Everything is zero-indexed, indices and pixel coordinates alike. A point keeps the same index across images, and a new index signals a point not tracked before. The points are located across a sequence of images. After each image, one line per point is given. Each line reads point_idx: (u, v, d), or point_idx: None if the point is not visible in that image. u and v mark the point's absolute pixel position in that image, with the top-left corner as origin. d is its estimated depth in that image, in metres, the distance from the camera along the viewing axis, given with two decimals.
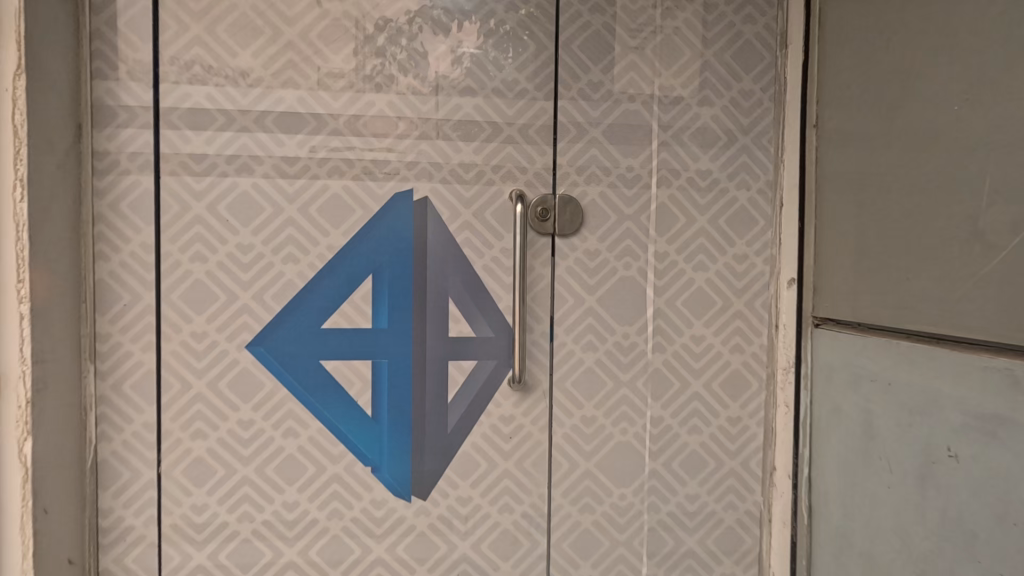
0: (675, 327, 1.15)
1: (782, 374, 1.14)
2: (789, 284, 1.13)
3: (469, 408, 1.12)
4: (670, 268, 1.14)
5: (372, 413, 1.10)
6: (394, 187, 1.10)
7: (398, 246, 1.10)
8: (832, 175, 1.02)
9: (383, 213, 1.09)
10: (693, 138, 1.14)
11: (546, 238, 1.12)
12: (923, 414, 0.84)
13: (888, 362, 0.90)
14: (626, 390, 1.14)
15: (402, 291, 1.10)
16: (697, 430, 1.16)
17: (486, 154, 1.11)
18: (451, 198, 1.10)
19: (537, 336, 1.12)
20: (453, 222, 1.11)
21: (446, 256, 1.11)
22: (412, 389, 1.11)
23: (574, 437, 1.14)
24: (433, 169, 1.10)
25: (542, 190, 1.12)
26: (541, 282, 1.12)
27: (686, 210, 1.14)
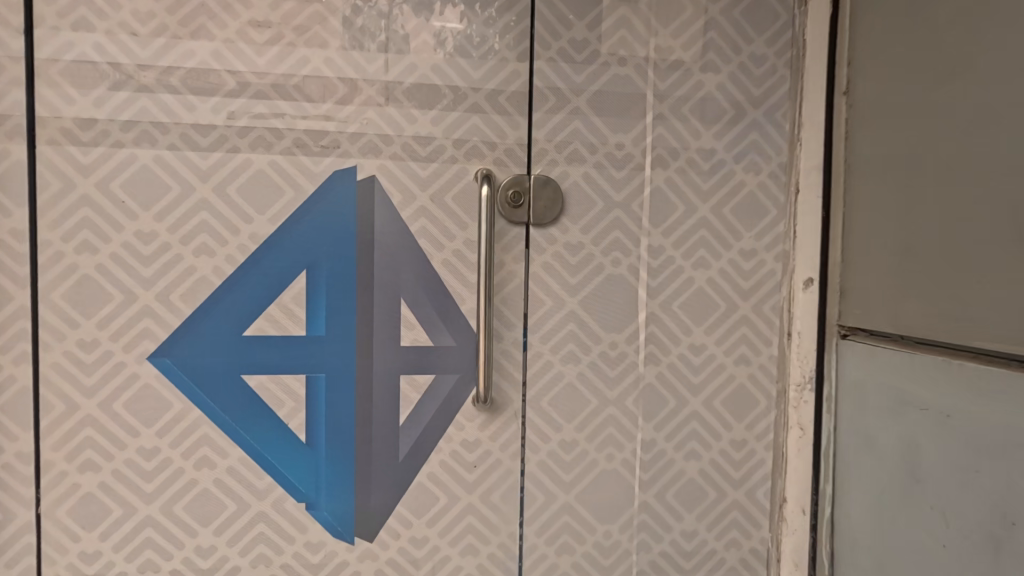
0: (671, 335, 0.97)
1: (795, 391, 0.97)
2: (805, 285, 0.95)
3: (424, 432, 0.93)
4: (666, 265, 0.96)
5: (306, 438, 0.91)
6: (335, 165, 0.90)
7: (339, 237, 0.90)
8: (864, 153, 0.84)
9: (320, 196, 0.90)
10: (694, 110, 0.96)
11: (519, 228, 0.93)
12: (997, 460, 0.64)
13: (945, 388, 0.70)
14: (613, 409, 0.96)
15: (343, 290, 0.91)
16: (695, 456, 0.99)
17: (447, 126, 0.92)
18: (404, 179, 0.91)
19: (508, 345, 0.94)
20: (406, 208, 0.91)
21: (397, 248, 0.91)
22: (355, 410, 0.92)
23: (551, 465, 0.96)
24: (383, 143, 0.91)
25: (515, 171, 0.93)
26: (512, 280, 0.93)
27: (685, 197, 0.96)
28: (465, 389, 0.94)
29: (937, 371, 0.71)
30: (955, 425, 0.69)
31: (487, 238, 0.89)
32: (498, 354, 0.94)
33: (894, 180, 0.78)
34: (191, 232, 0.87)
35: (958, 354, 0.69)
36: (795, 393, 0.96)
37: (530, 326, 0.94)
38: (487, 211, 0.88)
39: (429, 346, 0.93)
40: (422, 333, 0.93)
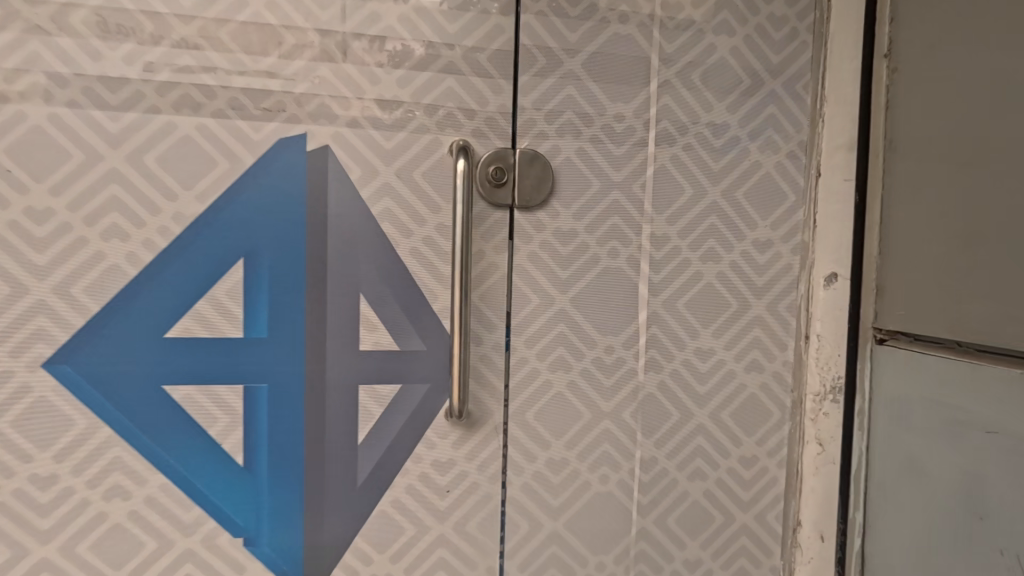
0: (675, 338, 0.85)
1: (813, 402, 0.85)
2: (827, 282, 0.83)
3: (388, 452, 0.79)
4: (671, 258, 0.84)
5: (244, 461, 0.76)
6: (279, 131, 0.75)
7: (284, 219, 0.75)
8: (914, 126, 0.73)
9: (261, 169, 0.74)
10: (705, 79, 0.83)
11: (501, 211, 0.79)
12: None
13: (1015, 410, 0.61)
14: (608, 424, 0.84)
15: (289, 284, 0.76)
16: (700, 476, 0.86)
17: (416, 88, 0.77)
18: (364, 151, 0.76)
19: (488, 349, 0.80)
20: (367, 185, 0.76)
21: (356, 233, 0.77)
22: (304, 428, 0.77)
23: (536, 489, 0.83)
24: (339, 107, 0.76)
25: (497, 144, 0.79)
26: (493, 274, 0.80)
27: (693, 179, 0.83)
28: (437, 401, 0.80)
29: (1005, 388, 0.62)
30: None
31: (464, 222, 0.74)
32: (476, 359, 0.80)
33: (941, 165, 0.69)
34: (98, 210, 0.71)
35: None
36: (813, 404, 0.85)
37: (514, 327, 0.81)
38: (464, 190, 0.74)
39: (393, 351, 0.78)
40: (386, 335, 0.78)
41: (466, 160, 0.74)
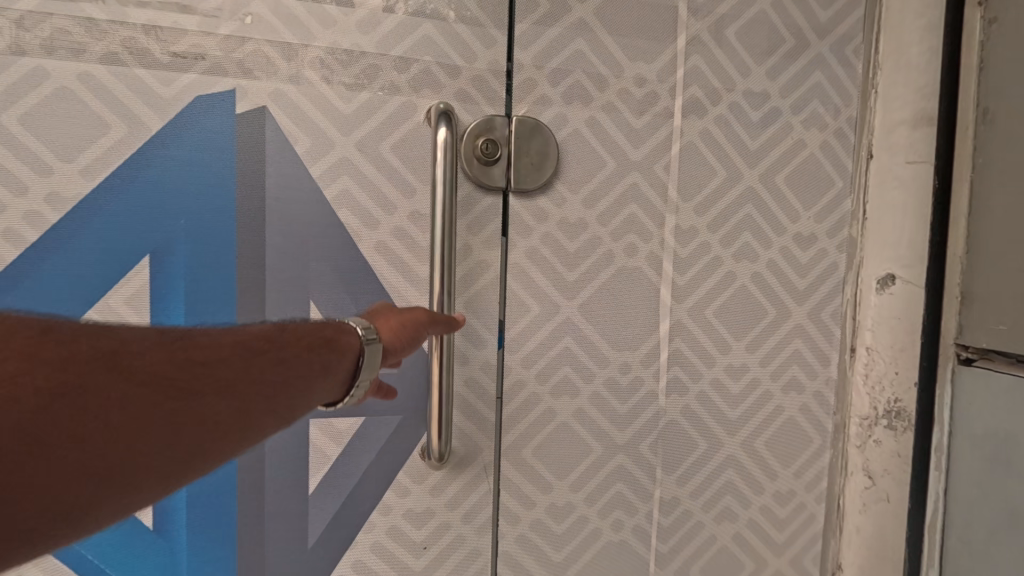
0: (703, 353, 0.70)
1: (858, 427, 0.71)
2: (881, 287, 0.68)
3: (348, 504, 0.62)
4: (699, 256, 0.69)
5: (155, 522, 0.58)
6: (195, 87, 0.56)
7: (205, 204, 0.56)
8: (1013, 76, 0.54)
9: (171, 137, 0.55)
10: (741, 36, 0.68)
11: (495, 195, 0.62)
12: None
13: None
14: (622, 458, 0.69)
15: (212, 292, 0.57)
16: (729, 517, 0.72)
17: (384, 36, 0.59)
18: (314, 115, 0.58)
19: (476, 371, 0.64)
20: (317, 160, 0.59)
21: (304, 224, 0.59)
22: (236, 477, 0.59)
23: (535, 541, 0.67)
24: (279, 56, 0.57)
25: (487, 112, 0.62)
26: (481, 276, 0.63)
27: (726, 160, 0.68)
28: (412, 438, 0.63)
29: None
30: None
31: (446, 211, 0.57)
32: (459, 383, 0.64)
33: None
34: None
35: None
36: (859, 429, 0.70)
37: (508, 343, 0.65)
38: (446, 168, 0.57)
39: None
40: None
41: (448, 128, 0.57)
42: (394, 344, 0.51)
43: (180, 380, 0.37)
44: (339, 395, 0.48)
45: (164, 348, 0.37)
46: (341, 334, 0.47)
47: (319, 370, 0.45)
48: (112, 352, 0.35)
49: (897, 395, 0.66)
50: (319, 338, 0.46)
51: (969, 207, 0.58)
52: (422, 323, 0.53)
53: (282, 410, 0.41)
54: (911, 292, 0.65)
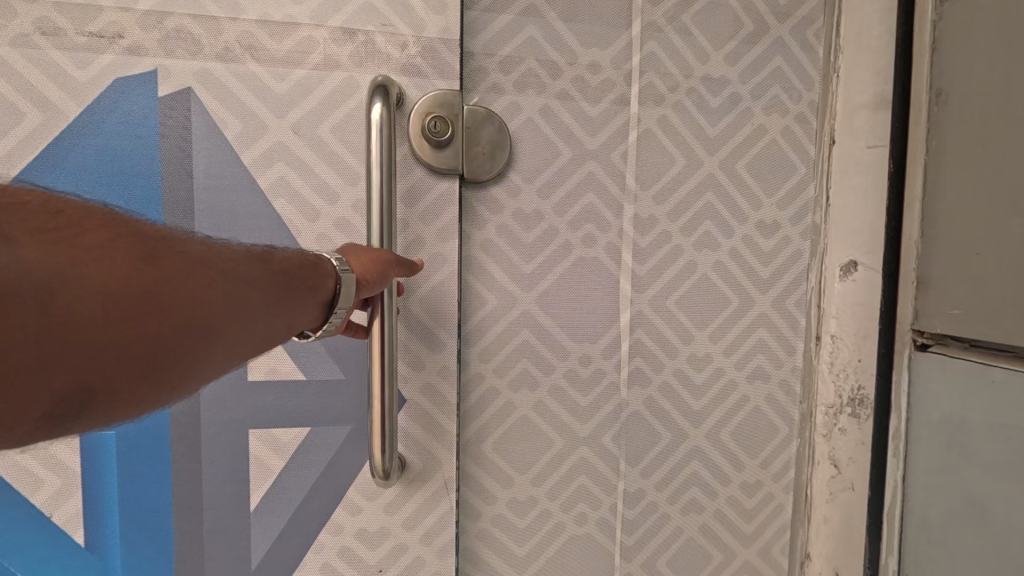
0: (665, 344, 0.69)
1: (823, 416, 0.68)
2: (844, 272, 0.66)
3: (300, 514, 0.62)
4: (659, 245, 0.68)
5: (88, 538, 0.58)
6: (116, 68, 0.55)
7: (127, 195, 0.56)
8: (975, 53, 0.51)
9: (92, 122, 0.55)
10: (699, 22, 0.67)
11: (448, 176, 0.61)
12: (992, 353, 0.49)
13: (985, 318, 0.49)
14: (585, 451, 0.68)
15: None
16: (695, 509, 0.72)
17: (330, 25, 0.58)
18: (248, 97, 0.58)
19: (433, 373, 0.63)
20: (249, 146, 0.58)
21: (237, 214, 0.58)
22: (171, 491, 0.59)
23: (497, 535, 0.66)
24: (205, 32, 0.57)
25: (437, 86, 0.60)
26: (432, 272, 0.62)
27: (685, 147, 0.67)
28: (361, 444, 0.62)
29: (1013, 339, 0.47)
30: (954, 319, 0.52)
31: (383, 194, 0.55)
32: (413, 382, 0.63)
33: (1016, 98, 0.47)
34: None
35: None
36: (825, 417, 0.68)
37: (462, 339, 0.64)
38: (382, 147, 0.54)
39: (298, 381, 0.61)
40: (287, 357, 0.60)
41: (384, 107, 0.55)
42: (367, 282, 0.51)
43: (223, 269, 0.41)
44: (317, 322, 0.49)
45: (175, 249, 0.39)
46: (354, 258, 0.52)
47: (317, 288, 0.47)
48: (168, 243, 0.39)
49: (860, 382, 0.63)
50: (314, 263, 0.48)
51: (922, 190, 0.55)
52: (392, 262, 0.54)
53: (299, 309, 0.46)
54: (871, 276, 0.62)
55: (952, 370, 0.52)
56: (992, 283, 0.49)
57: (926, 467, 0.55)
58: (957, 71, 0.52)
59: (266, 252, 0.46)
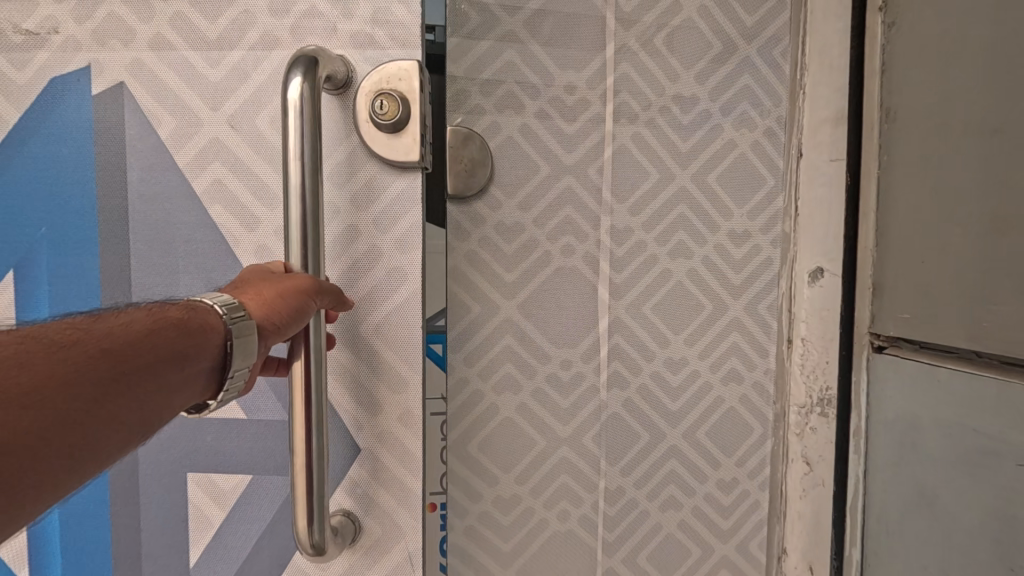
0: (643, 348, 0.73)
1: (796, 415, 0.73)
2: (811, 279, 0.70)
3: (255, 551, 0.65)
4: (634, 255, 0.71)
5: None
6: (55, 65, 0.61)
7: (66, 199, 0.62)
8: (911, 86, 0.56)
9: (30, 126, 0.61)
10: (669, 44, 0.70)
11: (394, 154, 0.58)
12: (936, 357, 0.53)
13: (926, 323, 0.53)
14: (566, 451, 0.71)
15: (77, 274, 0.62)
16: (673, 506, 0.75)
17: (301, 36, 0.60)
18: (185, 93, 0.61)
19: (391, 421, 0.62)
20: (180, 146, 0.62)
21: (171, 224, 0.62)
22: (112, 542, 0.64)
23: (482, 531, 0.70)
24: (138, 18, 0.60)
25: (394, 54, 0.59)
26: (384, 301, 0.61)
27: (658, 161, 0.71)
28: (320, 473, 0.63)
29: (951, 342, 0.51)
30: (904, 325, 0.56)
31: (307, 180, 0.51)
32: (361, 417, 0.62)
33: (946, 125, 0.52)
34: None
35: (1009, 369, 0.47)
36: (798, 416, 0.73)
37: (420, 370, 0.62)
38: (297, 127, 0.50)
39: (239, 420, 0.64)
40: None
41: (304, 77, 0.51)
42: (272, 330, 0.45)
43: None
44: (210, 391, 0.41)
45: None
46: (258, 301, 0.45)
47: (181, 360, 0.38)
48: None
49: (827, 383, 0.69)
50: (175, 328, 0.38)
51: (877, 204, 0.61)
52: (309, 295, 0.49)
53: (140, 405, 0.35)
54: (836, 283, 0.68)
55: (902, 371, 0.56)
56: (930, 292, 0.53)
57: (887, 464, 0.59)
58: (899, 99, 0.58)
59: (93, 330, 0.35)
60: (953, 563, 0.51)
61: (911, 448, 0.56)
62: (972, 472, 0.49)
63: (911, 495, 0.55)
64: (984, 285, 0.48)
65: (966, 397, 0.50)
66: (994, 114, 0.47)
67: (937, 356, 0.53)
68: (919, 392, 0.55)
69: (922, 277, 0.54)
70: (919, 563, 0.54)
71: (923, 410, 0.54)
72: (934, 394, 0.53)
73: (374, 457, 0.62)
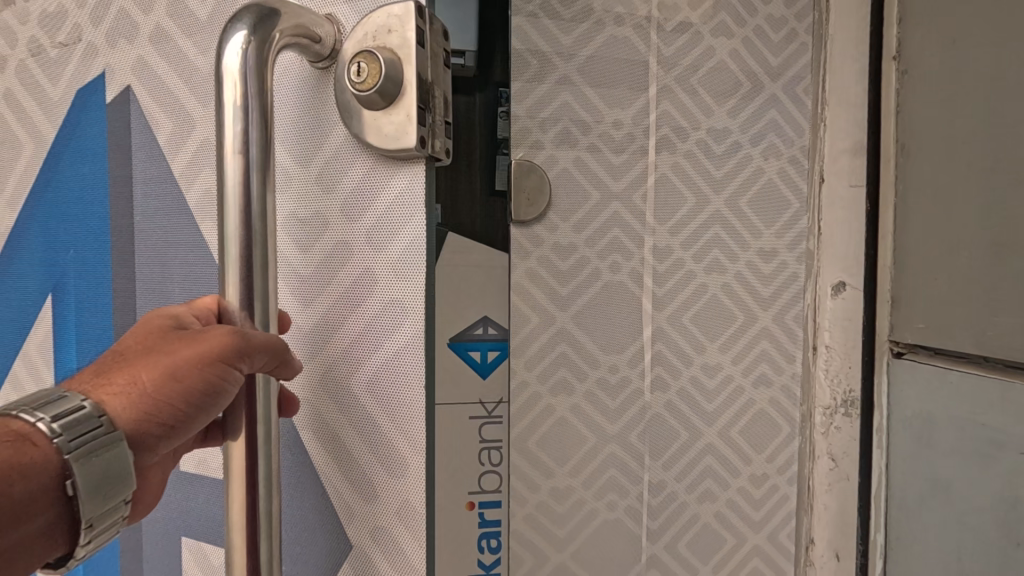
0: (681, 354, 0.81)
1: (822, 416, 0.79)
2: (835, 290, 0.77)
3: None
4: (674, 271, 0.80)
5: None
6: (79, 75, 0.62)
7: (87, 221, 0.63)
8: (922, 128, 0.65)
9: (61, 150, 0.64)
10: (704, 83, 0.79)
11: (388, 121, 0.44)
12: (950, 362, 0.60)
13: (940, 333, 0.61)
14: (614, 448, 0.79)
15: (97, 300, 0.63)
16: (710, 497, 0.83)
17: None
18: (176, 89, 0.57)
19: (388, 514, 0.48)
20: (176, 152, 0.57)
21: (169, 243, 0.59)
22: None
23: (539, 519, 0.78)
24: (137, 11, 0.58)
25: None
26: (380, 348, 0.47)
27: (695, 187, 0.80)
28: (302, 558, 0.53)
29: (963, 350, 0.58)
30: (922, 336, 0.64)
31: (253, 182, 0.39)
32: (359, 479, 0.49)
33: (951, 163, 0.60)
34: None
35: (1013, 373, 0.54)
36: (823, 417, 0.79)
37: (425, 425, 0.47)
38: (235, 115, 0.39)
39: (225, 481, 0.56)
40: (165, 466, 0.49)
41: (250, 31, 0.39)
42: (154, 437, 0.38)
43: None
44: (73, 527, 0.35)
45: None
46: (140, 400, 0.37)
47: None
48: None
49: (850, 387, 0.76)
50: None
51: (893, 226, 0.69)
52: (223, 372, 0.38)
53: None
54: (858, 295, 0.74)
55: (919, 373, 0.64)
56: (944, 307, 0.61)
57: (908, 458, 0.66)
58: (913, 137, 0.66)
59: None
60: (966, 545, 0.58)
61: (929, 443, 0.63)
62: (982, 463, 0.57)
63: (930, 484, 0.63)
64: (985, 301, 0.56)
65: (973, 397, 0.57)
66: (992, 155, 0.55)
67: (949, 362, 0.61)
68: (935, 393, 0.62)
69: (937, 294, 0.62)
70: (940, 544, 0.61)
71: (940, 409, 0.62)
72: (947, 395, 0.60)
73: (368, 554, 0.49)
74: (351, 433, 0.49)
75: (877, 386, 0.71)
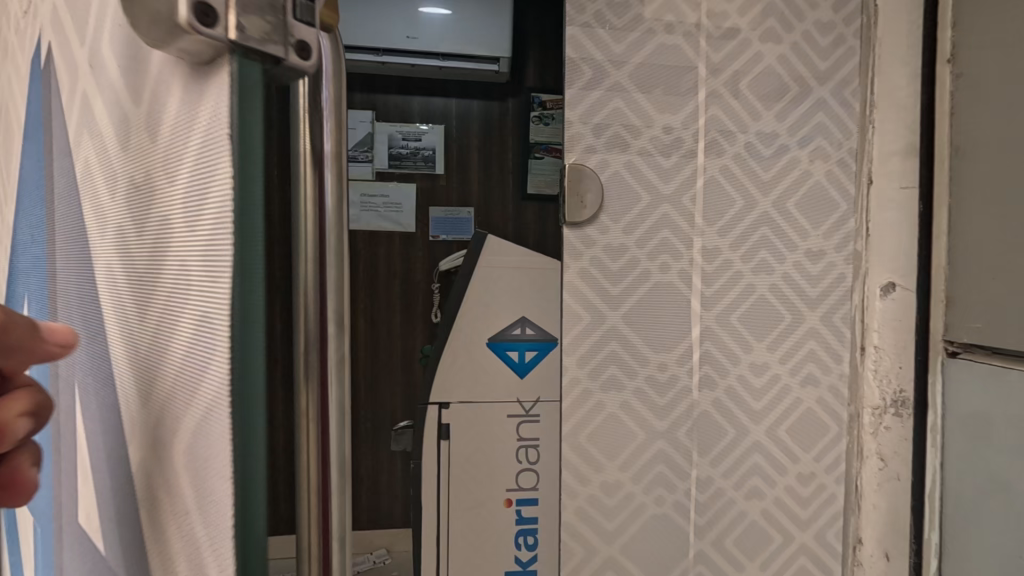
0: (729, 353, 0.82)
1: (870, 416, 0.80)
2: (885, 291, 0.79)
3: None
4: (722, 271, 0.81)
5: None
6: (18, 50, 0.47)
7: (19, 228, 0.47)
8: (976, 133, 0.66)
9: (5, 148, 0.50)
10: (752, 88, 0.81)
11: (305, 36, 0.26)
12: (1008, 361, 0.61)
13: (996, 332, 0.62)
14: (662, 443, 0.81)
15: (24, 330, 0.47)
16: (758, 495, 0.84)
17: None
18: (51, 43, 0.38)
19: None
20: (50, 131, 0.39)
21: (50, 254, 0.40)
22: None
23: (590, 512, 0.80)
24: None
25: None
26: (170, 340, 0.26)
27: (743, 189, 0.81)
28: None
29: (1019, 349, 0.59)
30: (979, 336, 0.65)
31: None
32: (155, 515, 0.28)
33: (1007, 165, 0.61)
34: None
35: None
36: (872, 417, 0.80)
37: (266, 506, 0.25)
38: None
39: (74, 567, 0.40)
40: None
41: None
42: None
43: None
44: None
45: None
46: None
47: None
48: None
49: (901, 386, 0.77)
50: None
51: (948, 226, 0.70)
52: None
53: None
54: (907, 296, 0.76)
55: (978, 373, 0.65)
56: (999, 307, 0.62)
57: (969, 456, 0.67)
58: (966, 140, 0.67)
59: None
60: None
61: (990, 441, 0.63)
62: None
63: (993, 484, 0.63)
64: None
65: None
66: None
67: (1006, 360, 0.61)
68: (993, 392, 0.63)
69: (996, 294, 0.62)
70: (1003, 542, 0.62)
71: (998, 407, 0.62)
72: (1005, 393, 0.61)
73: None
74: (166, 524, 0.27)
75: (937, 385, 0.72)
